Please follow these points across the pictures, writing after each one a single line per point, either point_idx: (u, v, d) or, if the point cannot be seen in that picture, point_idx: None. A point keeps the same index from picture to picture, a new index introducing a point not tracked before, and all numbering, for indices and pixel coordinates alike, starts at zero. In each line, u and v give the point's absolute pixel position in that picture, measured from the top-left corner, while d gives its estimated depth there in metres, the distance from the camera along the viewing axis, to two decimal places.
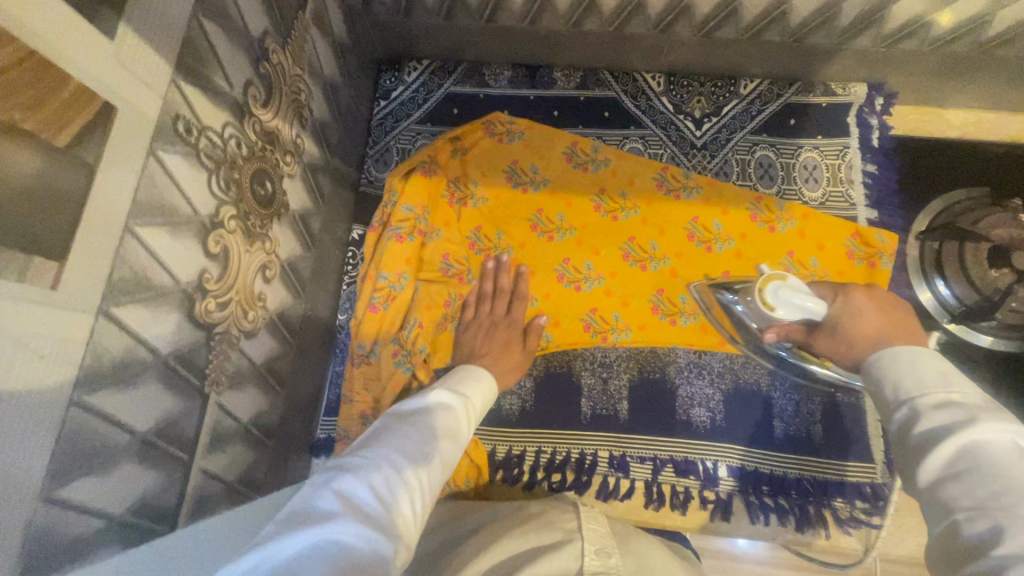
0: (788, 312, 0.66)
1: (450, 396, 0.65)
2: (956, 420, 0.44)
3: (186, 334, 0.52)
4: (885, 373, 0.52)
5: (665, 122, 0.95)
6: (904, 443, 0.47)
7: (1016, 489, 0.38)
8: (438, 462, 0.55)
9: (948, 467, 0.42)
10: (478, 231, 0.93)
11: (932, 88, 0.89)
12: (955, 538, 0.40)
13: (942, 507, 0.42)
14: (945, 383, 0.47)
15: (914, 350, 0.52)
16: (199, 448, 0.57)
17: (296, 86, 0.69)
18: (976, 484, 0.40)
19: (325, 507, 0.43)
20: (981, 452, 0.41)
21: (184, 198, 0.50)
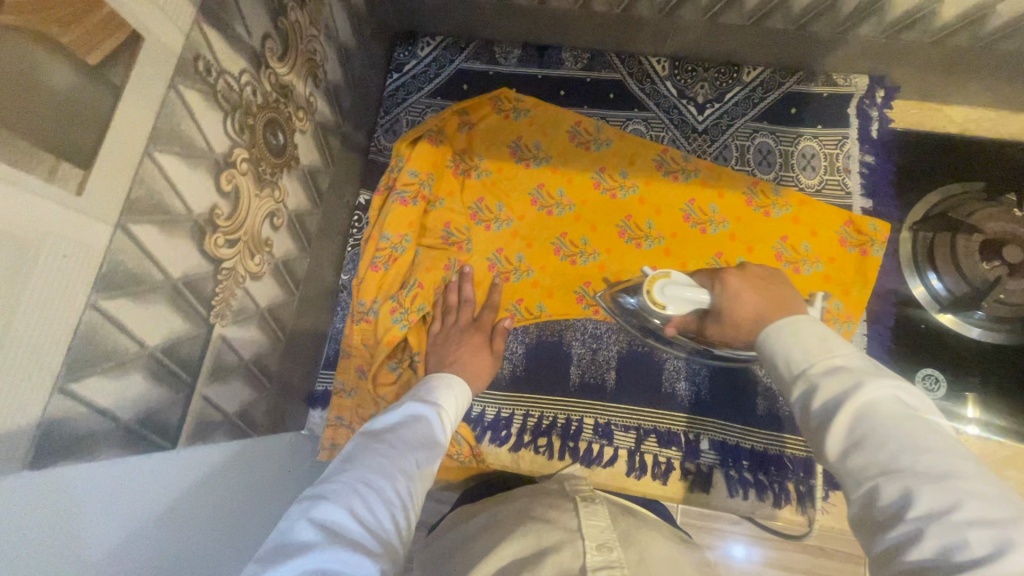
0: (680, 305, 0.69)
1: (429, 406, 0.67)
2: (849, 388, 0.44)
3: (195, 262, 0.56)
4: (775, 346, 0.51)
5: (668, 106, 0.98)
6: (806, 420, 0.46)
7: (911, 447, 0.39)
8: (416, 472, 0.58)
9: (851, 439, 0.42)
10: (480, 203, 0.96)
11: (933, 84, 0.90)
12: (869, 508, 0.40)
13: (853, 478, 0.41)
14: (827, 349, 0.48)
15: (789, 319, 0.52)
16: (201, 375, 0.60)
17: (311, 46, 0.72)
18: (877, 452, 0.40)
19: (304, 539, 0.46)
20: (876, 416, 0.42)
21: (200, 133, 0.54)
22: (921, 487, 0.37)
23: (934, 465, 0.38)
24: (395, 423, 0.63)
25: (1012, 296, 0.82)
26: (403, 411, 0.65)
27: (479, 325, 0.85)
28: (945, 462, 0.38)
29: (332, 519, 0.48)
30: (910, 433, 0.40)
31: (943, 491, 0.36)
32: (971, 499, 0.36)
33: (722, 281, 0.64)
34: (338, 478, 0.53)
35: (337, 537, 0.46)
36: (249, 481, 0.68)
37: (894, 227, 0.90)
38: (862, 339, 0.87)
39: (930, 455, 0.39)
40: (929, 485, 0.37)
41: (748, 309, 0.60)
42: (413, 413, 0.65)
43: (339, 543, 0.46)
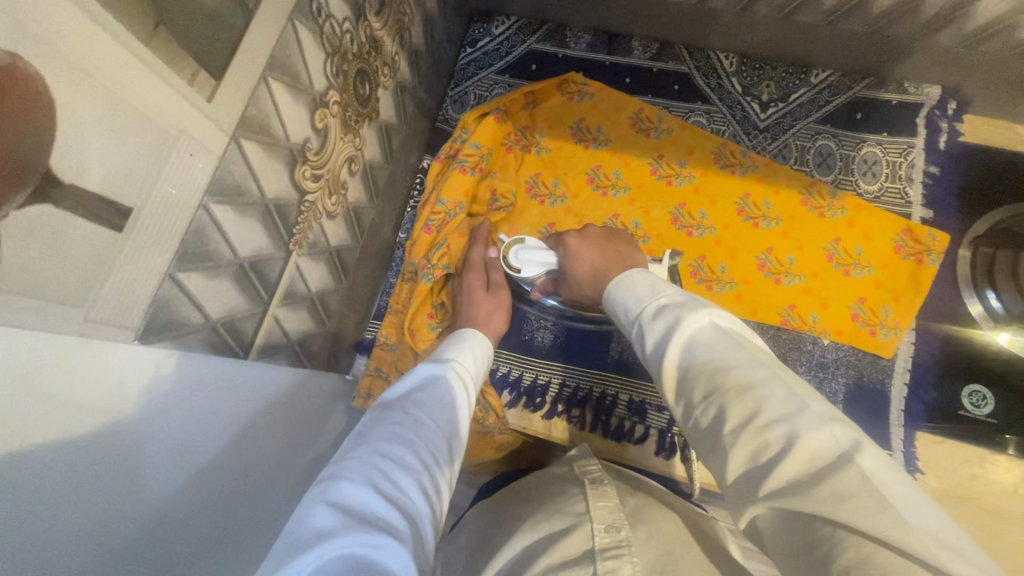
0: (533, 267, 0.82)
1: (447, 377, 0.63)
2: (672, 325, 0.49)
3: (285, 189, 0.60)
4: (617, 300, 0.59)
5: (732, 102, 0.99)
6: (648, 362, 0.52)
7: (715, 365, 0.44)
8: (438, 439, 0.54)
9: (681, 372, 0.47)
10: (537, 178, 0.99)
11: (1011, 100, 0.89)
12: (701, 432, 0.43)
13: (687, 407, 0.46)
14: (654, 294, 0.55)
15: (623, 276, 0.61)
16: (276, 296, 0.65)
17: (402, 8, 0.77)
18: (697, 378, 0.45)
19: (321, 523, 0.40)
20: (696, 343, 0.47)
21: (305, 69, 0.58)
22: (731, 400, 0.41)
23: (739, 378, 0.42)
24: (407, 394, 0.59)
25: None
26: (416, 382, 0.61)
27: (473, 266, 0.86)
28: (746, 371, 0.42)
29: (352, 497, 0.42)
30: (719, 353, 0.44)
31: (744, 400, 0.40)
32: (767, 402, 0.39)
33: (566, 245, 0.79)
34: (349, 456, 0.48)
35: (362, 513, 0.41)
36: (287, 415, 0.70)
37: (955, 238, 0.89)
38: (910, 346, 0.85)
39: (736, 369, 0.42)
40: (734, 396, 0.41)
41: (587, 270, 0.74)
42: (426, 383, 0.61)
43: (367, 519, 0.40)
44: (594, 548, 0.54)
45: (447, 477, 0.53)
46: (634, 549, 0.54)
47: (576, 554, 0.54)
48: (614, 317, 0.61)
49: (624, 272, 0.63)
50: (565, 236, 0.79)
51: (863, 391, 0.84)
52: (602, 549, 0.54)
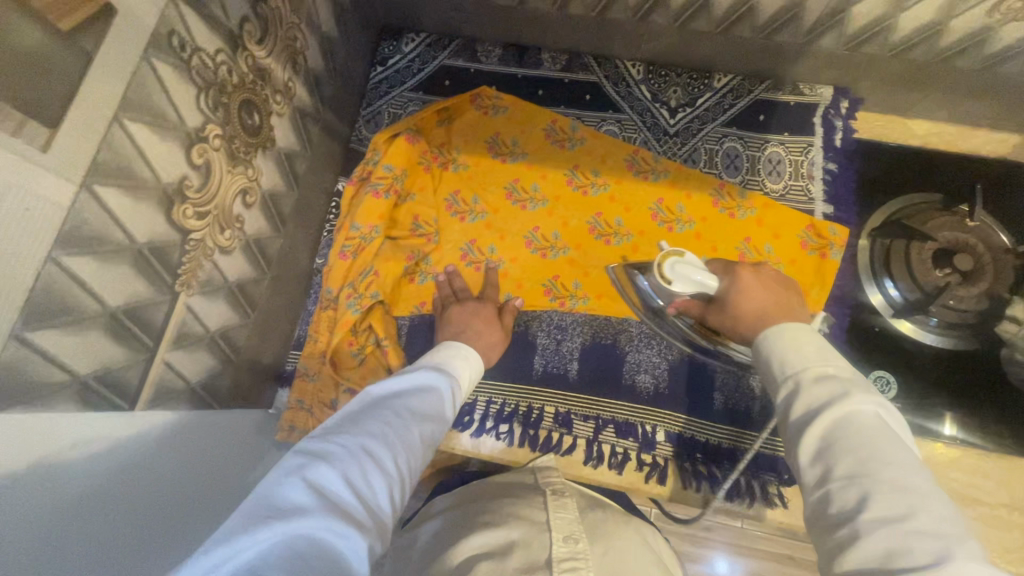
0: (685, 284, 0.72)
1: (432, 380, 0.69)
2: (832, 397, 0.50)
3: (161, 230, 0.58)
4: (772, 349, 0.58)
5: (642, 109, 1.01)
6: (788, 418, 0.52)
7: (876, 458, 0.44)
8: (415, 441, 0.59)
9: (822, 441, 0.48)
10: (456, 195, 0.98)
11: (896, 96, 0.93)
12: (827, 508, 0.45)
13: (821, 478, 0.47)
14: (822, 360, 0.54)
15: (786, 327, 0.59)
16: (164, 340, 0.62)
17: (292, 33, 0.76)
18: (847, 455, 0.46)
19: (295, 502, 0.45)
20: (852, 424, 0.47)
21: (172, 106, 0.56)
22: (881, 492, 0.42)
23: (900, 478, 0.43)
24: (398, 393, 0.64)
25: (963, 302, 0.84)
26: (408, 382, 0.67)
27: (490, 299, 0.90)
28: (904, 477, 0.43)
29: (328, 479, 0.48)
30: (880, 444, 0.45)
31: (902, 501, 0.41)
32: (920, 514, 0.40)
33: (734, 276, 0.72)
34: (336, 438, 0.53)
35: (334, 498, 0.46)
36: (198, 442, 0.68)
37: (854, 231, 0.92)
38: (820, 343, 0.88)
39: (897, 470, 0.44)
40: (885, 493, 0.42)
41: (754, 309, 0.67)
42: (417, 387, 0.67)
43: (336, 508, 0.46)
44: (550, 560, 0.55)
45: (415, 475, 0.58)
46: (589, 561, 0.56)
47: (534, 562, 0.55)
48: (755, 362, 0.60)
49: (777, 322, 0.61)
50: (736, 267, 0.72)
51: None
52: (558, 561, 0.55)
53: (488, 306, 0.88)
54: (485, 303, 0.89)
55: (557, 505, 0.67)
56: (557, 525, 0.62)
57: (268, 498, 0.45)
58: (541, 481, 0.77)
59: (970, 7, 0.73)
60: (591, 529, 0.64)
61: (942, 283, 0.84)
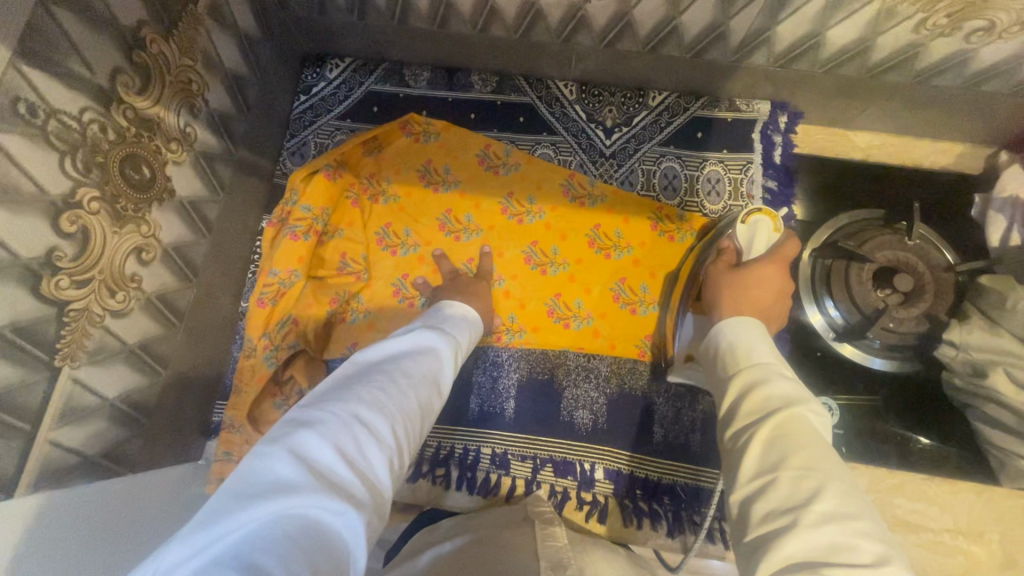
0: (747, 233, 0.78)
1: (427, 348, 0.68)
2: (785, 396, 0.51)
3: (30, 308, 0.54)
4: (734, 340, 0.60)
5: (577, 130, 0.97)
6: (744, 399, 0.53)
7: (823, 454, 0.46)
8: (411, 407, 0.58)
9: (774, 436, 0.48)
10: (387, 228, 0.93)
11: (835, 110, 0.90)
12: (770, 496, 0.45)
13: (769, 465, 0.47)
14: (779, 363, 0.56)
15: (746, 321, 0.62)
16: (46, 421, 0.58)
17: (184, 76, 0.71)
18: (799, 448, 0.46)
19: (286, 474, 0.44)
20: (804, 422, 0.49)
21: (28, 176, 0.52)
22: (831, 488, 0.43)
23: (844, 485, 0.44)
24: (391, 359, 0.63)
25: (902, 325, 0.80)
26: (399, 349, 0.66)
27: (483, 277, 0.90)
28: (845, 478, 0.45)
29: (318, 449, 0.47)
30: (824, 447, 0.47)
31: (847, 502, 0.43)
32: (860, 511, 0.42)
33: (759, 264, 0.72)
34: (327, 406, 0.52)
35: (324, 470, 0.45)
36: (102, 507, 0.65)
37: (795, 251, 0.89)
38: None
39: (840, 475, 0.45)
40: (835, 488, 0.43)
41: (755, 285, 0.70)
42: (409, 353, 0.65)
43: (330, 482, 0.45)
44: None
45: (412, 441, 0.58)
46: None
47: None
48: (710, 354, 0.63)
49: (742, 318, 0.64)
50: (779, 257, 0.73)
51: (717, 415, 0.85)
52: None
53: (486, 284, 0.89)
54: (478, 280, 0.89)
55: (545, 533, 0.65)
56: (543, 554, 0.59)
57: (259, 471, 0.44)
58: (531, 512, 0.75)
59: (896, 24, 0.69)
60: (580, 563, 0.61)
61: (881, 305, 0.80)
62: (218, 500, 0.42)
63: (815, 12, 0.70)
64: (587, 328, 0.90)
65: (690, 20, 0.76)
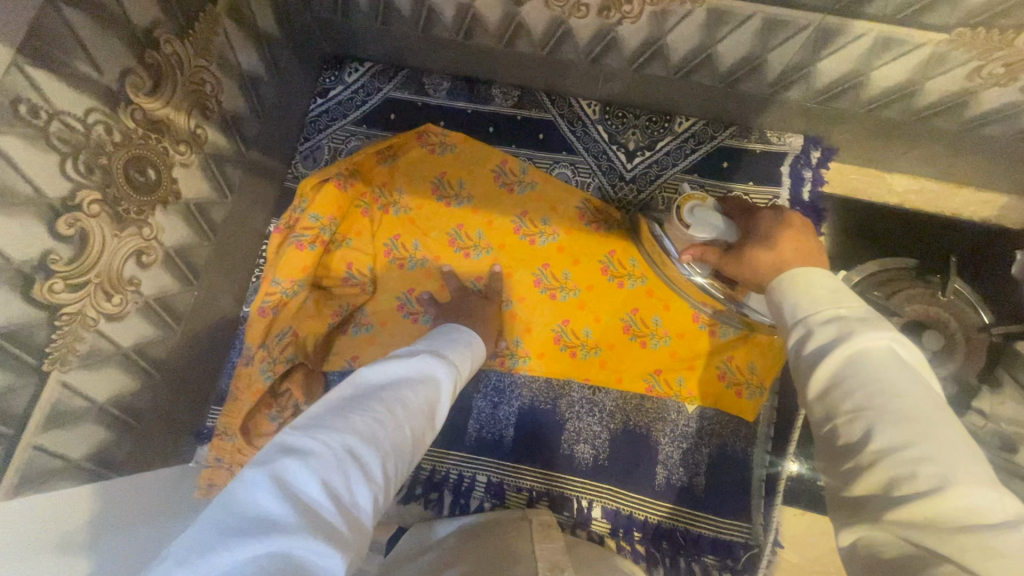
0: (705, 226, 0.68)
1: (425, 374, 0.65)
2: (836, 337, 0.43)
3: (20, 312, 0.53)
4: (784, 296, 0.51)
5: (598, 151, 0.94)
6: (798, 364, 0.46)
7: (888, 389, 0.38)
8: (406, 435, 0.55)
9: (827, 385, 0.42)
10: (395, 240, 0.91)
11: (872, 150, 0.85)
12: (832, 443, 0.39)
13: (827, 413, 0.41)
14: (834, 300, 0.47)
15: (786, 274, 0.52)
16: (30, 426, 0.57)
17: (198, 77, 0.69)
18: (855, 391, 0.39)
19: (268, 508, 0.41)
20: (866, 361, 0.41)
21: (26, 179, 0.50)
22: (890, 422, 0.37)
23: (911, 409, 0.37)
24: (392, 384, 0.60)
25: None
26: (401, 372, 0.63)
27: (490, 298, 0.87)
28: (916, 404, 0.37)
29: (307, 482, 0.43)
30: (894, 379, 0.39)
31: (910, 427, 0.36)
32: (927, 439, 0.35)
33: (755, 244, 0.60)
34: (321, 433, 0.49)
35: (310, 507, 0.42)
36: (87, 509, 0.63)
37: None
38: (772, 411, 0.82)
39: (907, 396, 0.38)
40: (894, 420, 0.36)
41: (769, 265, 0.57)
42: (411, 379, 0.62)
43: (315, 519, 0.41)
44: None
45: (403, 473, 0.55)
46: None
47: None
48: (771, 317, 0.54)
49: (793, 269, 0.53)
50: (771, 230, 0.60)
51: (725, 461, 0.81)
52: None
53: (494, 306, 0.86)
54: (484, 300, 0.86)
55: (542, 536, 0.67)
56: (542, 555, 0.60)
57: (239, 504, 0.41)
58: (529, 513, 0.77)
59: (949, 69, 0.66)
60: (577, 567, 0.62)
61: None
62: (197, 532, 0.39)
63: (861, 50, 0.67)
64: (594, 359, 0.86)
65: (726, 49, 0.73)
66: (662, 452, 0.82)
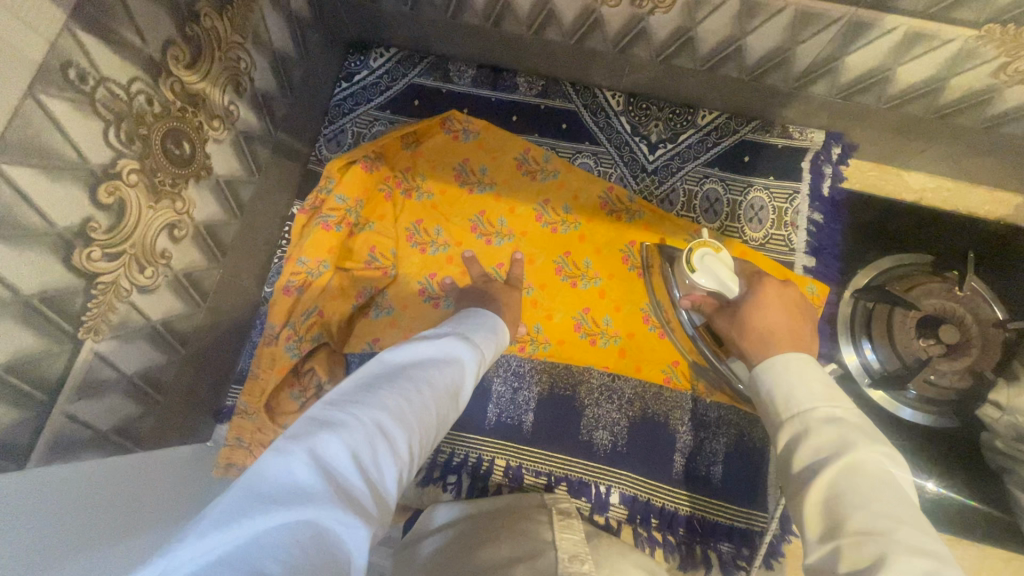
0: (711, 278, 0.72)
1: (449, 357, 0.64)
2: (836, 445, 0.46)
3: (58, 278, 0.53)
4: (777, 383, 0.55)
5: (620, 142, 0.95)
6: (793, 458, 0.49)
7: (889, 512, 0.40)
8: (429, 417, 0.55)
9: (832, 497, 0.44)
10: (418, 225, 0.92)
11: (892, 147, 0.87)
12: (833, 566, 0.40)
13: (832, 528, 0.42)
14: (830, 401, 0.51)
15: (782, 358, 0.57)
16: (63, 393, 0.57)
17: (234, 53, 0.70)
18: (856, 510, 0.41)
19: (300, 477, 0.39)
20: (864, 475, 0.44)
21: (71, 144, 0.51)
22: (896, 548, 0.38)
23: (915, 537, 0.39)
24: (418, 365, 0.60)
25: (943, 378, 0.78)
26: (427, 355, 0.62)
27: (512, 284, 0.87)
28: (918, 537, 0.39)
29: (338, 453, 0.43)
30: (889, 499, 0.41)
31: (916, 560, 0.37)
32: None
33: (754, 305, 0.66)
34: (352, 408, 0.48)
35: (340, 480, 0.41)
36: (113, 478, 0.64)
37: (834, 288, 0.86)
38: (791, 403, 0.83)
39: (909, 523, 0.40)
40: (900, 550, 0.37)
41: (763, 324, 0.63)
42: (436, 362, 0.62)
43: (343, 492, 0.40)
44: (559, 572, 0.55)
45: (423, 455, 0.54)
46: None
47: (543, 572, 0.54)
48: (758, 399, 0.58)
49: (782, 352, 0.59)
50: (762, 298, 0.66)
51: (742, 451, 0.82)
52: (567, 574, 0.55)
53: (518, 292, 0.86)
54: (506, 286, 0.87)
55: (563, 525, 0.67)
56: (561, 545, 0.61)
57: (270, 473, 0.40)
58: (547, 500, 0.77)
59: (974, 66, 0.67)
60: (597, 558, 0.63)
61: (922, 355, 0.78)
62: (230, 496, 0.38)
63: (891, 44, 0.68)
64: (614, 347, 0.87)
65: (756, 40, 0.74)
66: (684, 442, 0.83)
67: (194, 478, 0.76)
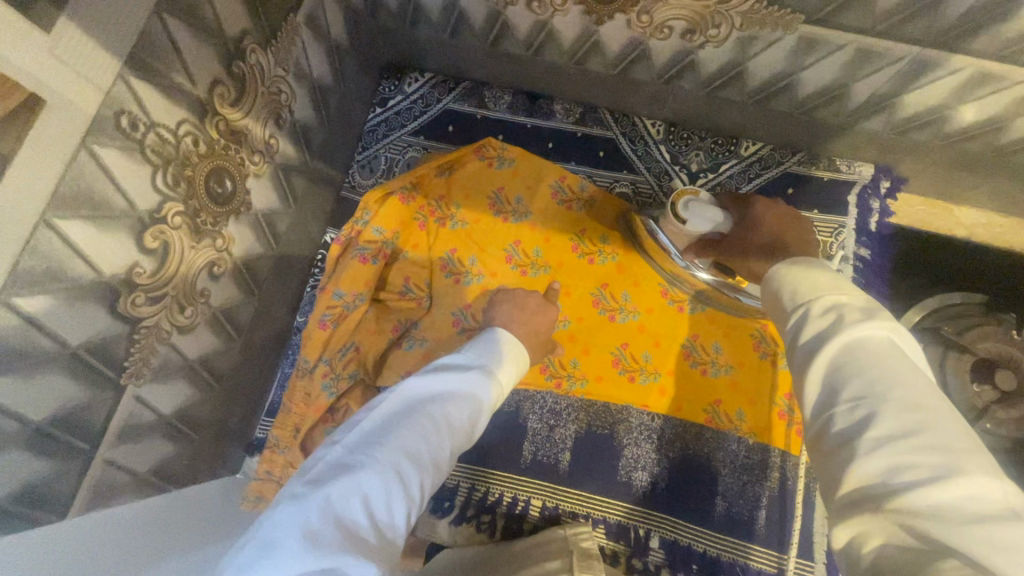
0: (699, 223, 0.74)
1: (472, 379, 0.59)
2: (835, 325, 0.42)
3: (104, 327, 0.51)
4: (782, 286, 0.50)
5: (659, 171, 0.92)
6: (792, 345, 0.45)
7: (889, 376, 0.37)
8: (447, 449, 0.50)
9: (828, 371, 0.40)
10: (451, 254, 0.89)
11: (945, 182, 0.84)
12: (826, 432, 0.38)
13: (826, 400, 0.39)
14: (835, 286, 0.46)
15: (787, 264, 0.52)
16: (105, 440, 0.56)
17: (276, 86, 0.68)
18: (854, 378, 0.38)
19: (308, 528, 0.37)
20: (865, 349, 0.39)
21: (120, 192, 0.49)
22: (892, 411, 0.35)
23: (914, 396, 0.35)
24: (437, 394, 0.55)
25: (1003, 425, 0.77)
26: (448, 380, 0.57)
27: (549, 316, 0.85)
28: (917, 394, 0.35)
29: (348, 502, 0.40)
30: (892, 366, 0.37)
31: (910, 416, 0.34)
32: (932, 431, 0.33)
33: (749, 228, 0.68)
34: (367, 450, 0.45)
35: (350, 529, 0.38)
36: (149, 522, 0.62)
37: None
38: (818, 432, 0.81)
39: (909, 384, 0.36)
40: (894, 410, 0.35)
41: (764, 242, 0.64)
42: (457, 389, 0.57)
43: (352, 540, 0.38)
44: None
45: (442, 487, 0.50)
46: None
47: None
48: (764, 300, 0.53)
49: (785, 260, 0.54)
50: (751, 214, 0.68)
51: (787, 495, 0.79)
52: None
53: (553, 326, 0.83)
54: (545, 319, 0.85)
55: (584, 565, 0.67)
56: None
57: (280, 526, 0.38)
58: (570, 535, 0.75)
59: None
60: None
61: (979, 402, 0.77)
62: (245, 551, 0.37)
63: (955, 83, 0.66)
64: (653, 385, 0.84)
65: (811, 76, 0.71)
66: (728, 484, 0.80)
67: (226, 516, 0.74)
